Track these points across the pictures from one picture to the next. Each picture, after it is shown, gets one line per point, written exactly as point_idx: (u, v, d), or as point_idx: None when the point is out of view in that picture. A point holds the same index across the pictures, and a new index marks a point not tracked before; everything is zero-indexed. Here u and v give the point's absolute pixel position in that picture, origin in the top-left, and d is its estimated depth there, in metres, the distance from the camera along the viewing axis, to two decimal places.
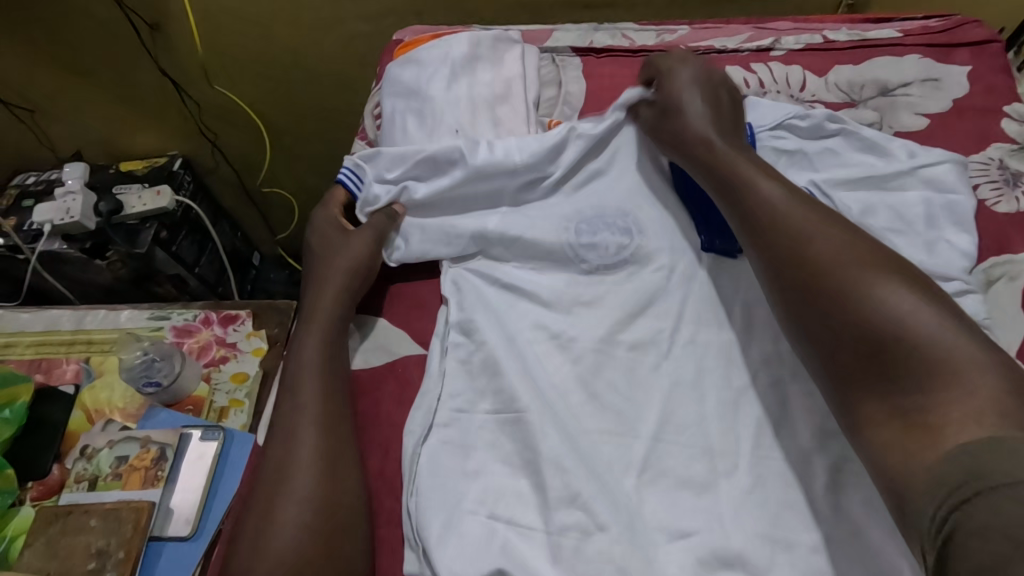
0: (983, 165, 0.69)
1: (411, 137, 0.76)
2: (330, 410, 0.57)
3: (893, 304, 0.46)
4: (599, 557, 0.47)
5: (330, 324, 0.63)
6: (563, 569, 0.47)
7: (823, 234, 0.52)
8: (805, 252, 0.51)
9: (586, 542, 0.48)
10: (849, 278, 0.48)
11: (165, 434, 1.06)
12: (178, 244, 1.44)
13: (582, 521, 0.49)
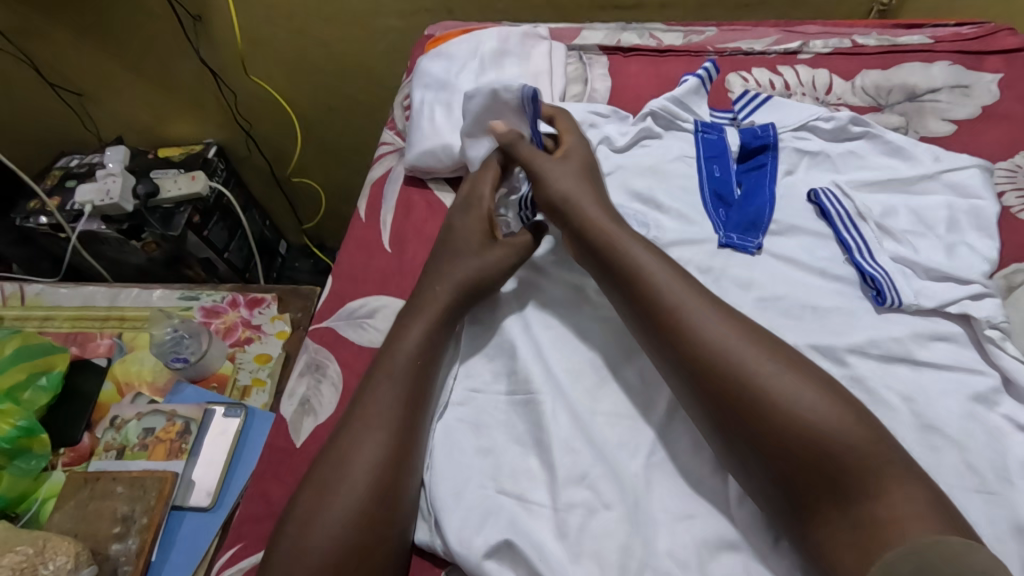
0: (1010, 172, 0.69)
1: (438, 126, 0.76)
2: (413, 409, 0.53)
3: (786, 400, 0.44)
4: (604, 534, 0.48)
5: (448, 313, 0.60)
6: (568, 544, 0.48)
7: (736, 325, 0.49)
8: (700, 345, 0.48)
9: (592, 519, 0.49)
10: (769, 376, 0.45)
11: (191, 409, 1.10)
12: (210, 229, 1.49)
13: (588, 500, 0.50)
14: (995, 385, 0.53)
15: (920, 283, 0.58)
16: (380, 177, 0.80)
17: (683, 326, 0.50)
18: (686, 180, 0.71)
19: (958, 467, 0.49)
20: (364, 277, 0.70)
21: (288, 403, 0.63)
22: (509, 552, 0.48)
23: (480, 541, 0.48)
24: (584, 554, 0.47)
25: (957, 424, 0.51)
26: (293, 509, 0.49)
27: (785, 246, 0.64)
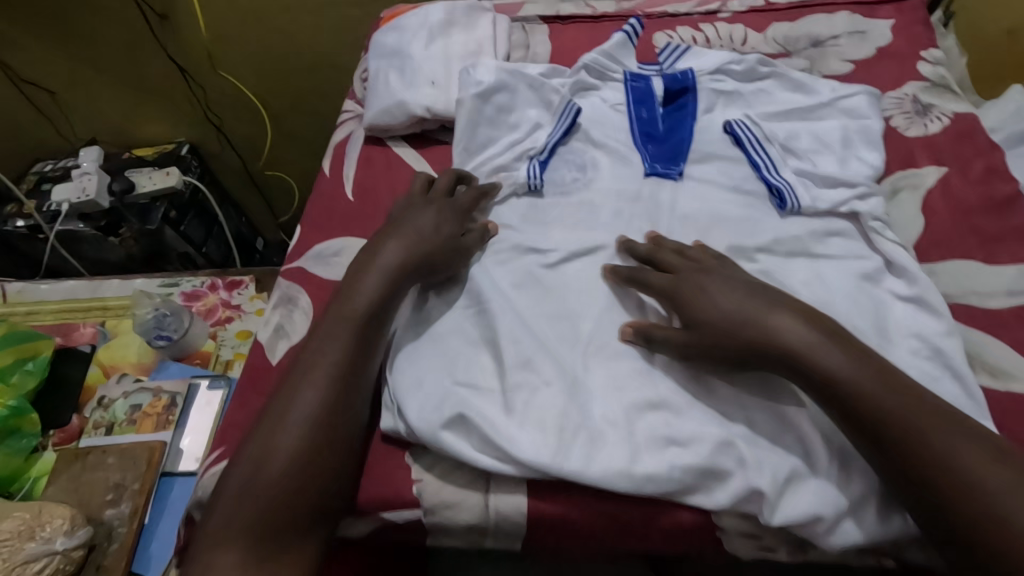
0: (897, 99, 0.77)
1: (392, 87, 0.83)
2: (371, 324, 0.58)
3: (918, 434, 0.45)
4: (545, 405, 0.55)
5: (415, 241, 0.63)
6: (514, 416, 0.55)
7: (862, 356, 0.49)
8: (839, 376, 0.48)
9: (535, 396, 0.56)
10: (902, 415, 0.46)
11: (176, 384, 1.15)
12: (186, 224, 1.54)
13: (532, 381, 0.57)
14: (877, 266, 0.61)
15: (817, 190, 0.67)
16: (341, 142, 0.87)
17: (806, 347, 0.50)
18: (618, 123, 0.79)
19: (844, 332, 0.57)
20: (330, 224, 0.77)
21: (263, 328, 0.68)
22: (463, 424, 0.55)
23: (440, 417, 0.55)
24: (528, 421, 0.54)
25: (844, 299, 0.59)
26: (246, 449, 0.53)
27: (705, 171, 0.72)
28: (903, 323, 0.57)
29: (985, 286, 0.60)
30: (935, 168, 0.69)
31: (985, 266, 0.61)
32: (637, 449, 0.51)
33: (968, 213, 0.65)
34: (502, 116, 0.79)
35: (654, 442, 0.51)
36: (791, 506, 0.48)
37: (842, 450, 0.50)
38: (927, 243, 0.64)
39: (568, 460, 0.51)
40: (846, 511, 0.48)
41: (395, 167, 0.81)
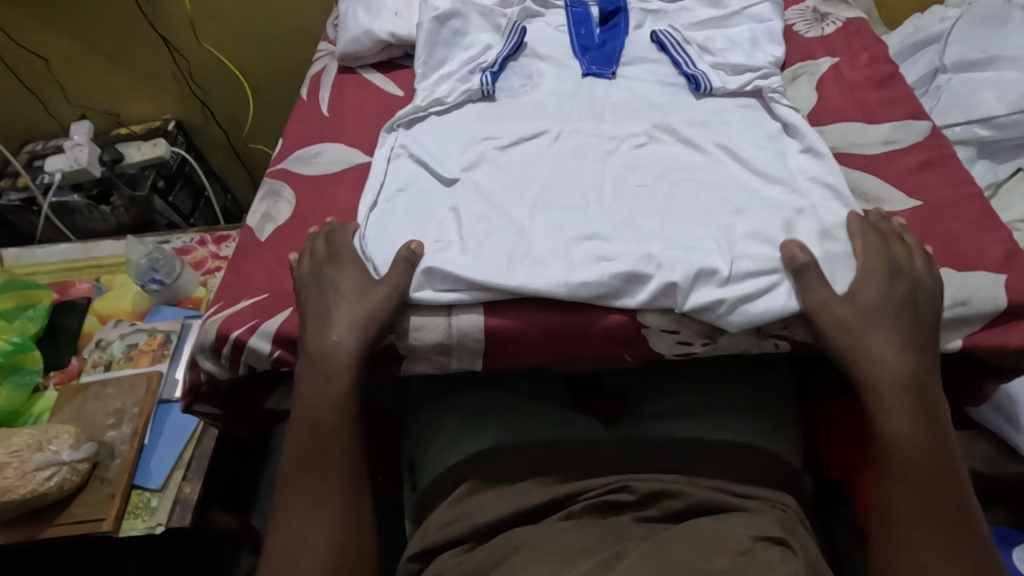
0: (800, 11, 0.88)
1: (360, 19, 0.93)
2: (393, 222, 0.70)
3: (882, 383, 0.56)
4: (497, 246, 0.64)
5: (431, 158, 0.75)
6: (470, 255, 0.64)
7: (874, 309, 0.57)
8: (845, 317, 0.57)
9: (489, 239, 0.65)
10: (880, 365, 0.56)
11: (170, 323, 1.23)
12: (174, 195, 1.61)
13: (486, 229, 0.66)
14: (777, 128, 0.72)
15: (727, 76, 0.78)
16: (316, 74, 0.97)
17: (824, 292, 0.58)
18: (560, 39, 0.89)
19: (746, 174, 0.68)
20: (308, 134, 0.86)
21: (252, 215, 0.77)
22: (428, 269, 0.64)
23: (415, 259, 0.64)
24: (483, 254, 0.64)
25: (745, 151, 0.70)
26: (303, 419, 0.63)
27: (634, 71, 0.83)
28: (796, 165, 0.69)
29: (864, 140, 0.71)
30: (828, 58, 0.81)
31: (865, 124, 0.72)
32: (573, 266, 0.62)
33: (854, 89, 0.77)
34: (457, 38, 0.89)
35: (587, 260, 0.62)
36: (696, 298, 0.59)
37: (740, 253, 0.61)
38: (818, 112, 0.75)
39: (516, 277, 0.62)
40: (744, 299, 0.59)
41: (363, 87, 0.91)
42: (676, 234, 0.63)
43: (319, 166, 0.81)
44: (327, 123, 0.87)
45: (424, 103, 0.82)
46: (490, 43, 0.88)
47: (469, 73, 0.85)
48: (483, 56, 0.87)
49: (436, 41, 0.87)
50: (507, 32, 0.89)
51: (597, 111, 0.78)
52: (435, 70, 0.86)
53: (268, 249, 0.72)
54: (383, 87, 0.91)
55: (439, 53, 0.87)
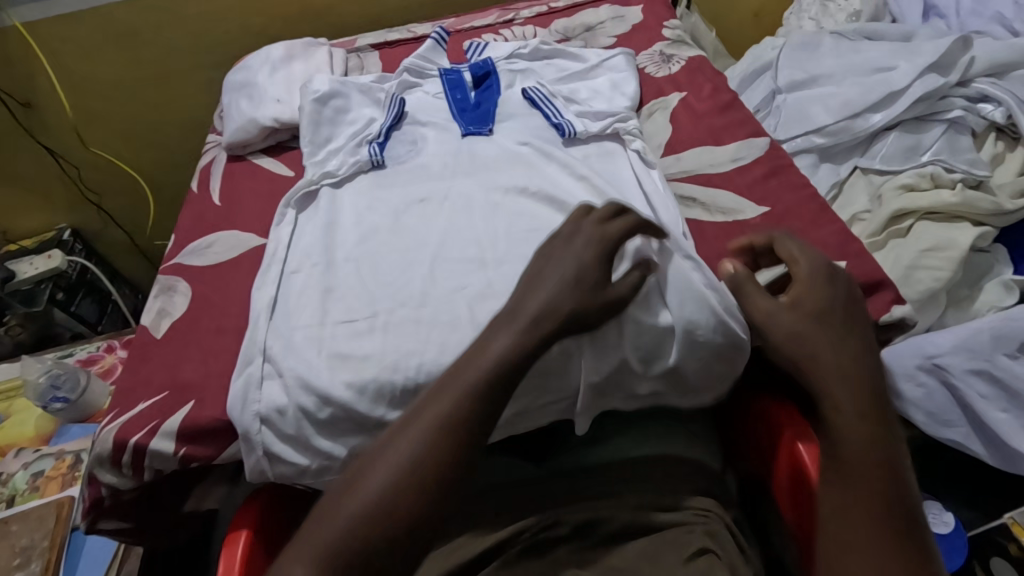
0: (649, 56, 0.99)
1: (244, 109, 0.96)
2: (295, 305, 0.70)
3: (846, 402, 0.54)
4: (404, 321, 0.66)
5: (326, 236, 0.77)
6: (379, 336, 0.66)
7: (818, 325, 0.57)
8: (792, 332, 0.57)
9: (395, 314, 0.67)
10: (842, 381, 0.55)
11: (79, 443, 1.15)
12: (77, 305, 1.54)
13: (391, 304, 0.68)
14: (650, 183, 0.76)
15: (589, 123, 0.85)
16: (205, 164, 0.98)
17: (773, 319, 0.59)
18: (439, 106, 0.95)
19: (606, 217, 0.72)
20: (202, 226, 0.86)
21: (146, 314, 0.75)
22: (341, 358, 0.64)
23: (309, 372, 0.63)
24: (342, 372, 0.63)
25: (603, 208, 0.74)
26: (322, 502, 0.52)
27: (509, 125, 0.89)
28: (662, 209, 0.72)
29: (716, 161, 0.79)
30: (678, 93, 0.90)
31: (715, 147, 0.81)
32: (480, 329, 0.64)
33: (702, 116, 0.86)
34: (341, 115, 0.93)
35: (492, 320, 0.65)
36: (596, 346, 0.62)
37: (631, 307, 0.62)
38: (675, 142, 0.83)
39: (426, 351, 0.63)
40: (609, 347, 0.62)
41: (254, 174, 0.93)
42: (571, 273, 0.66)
43: (214, 256, 0.80)
44: (220, 213, 0.88)
45: (315, 181, 0.85)
46: (372, 117, 0.93)
47: (354, 148, 0.88)
48: (368, 129, 0.91)
49: (320, 122, 0.91)
50: (388, 103, 0.93)
51: (479, 166, 0.83)
52: (324, 148, 0.89)
53: (164, 346, 0.71)
54: (274, 170, 0.93)
55: (325, 133, 0.91)
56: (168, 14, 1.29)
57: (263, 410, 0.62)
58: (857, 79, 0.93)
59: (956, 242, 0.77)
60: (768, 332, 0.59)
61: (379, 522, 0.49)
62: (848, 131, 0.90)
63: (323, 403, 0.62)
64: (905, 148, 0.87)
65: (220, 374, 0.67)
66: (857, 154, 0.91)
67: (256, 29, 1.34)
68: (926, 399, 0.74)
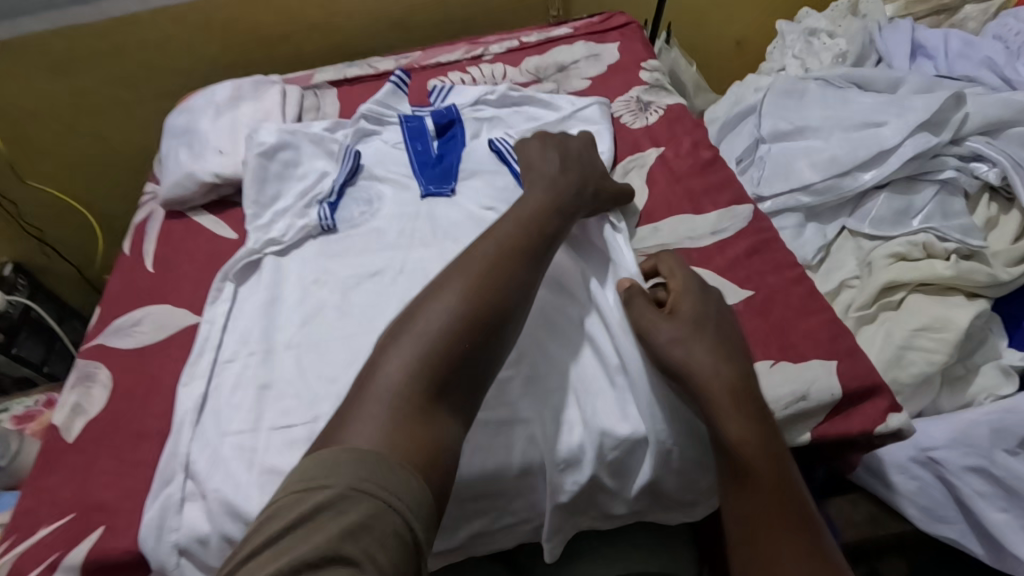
0: (625, 103, 0.93)
1: (183, 160, 0.88)
2: (226, 405, 0.62)
3: (726, 423, 0.52)
4: None
5: (265, 317, 0.69)
6: None
7: (694, 342, 0.55)
8: (668, 356, 0.55)
9: None
10: (716, 400, 0.52)
11: (9, 514, 1.04)
12: (19, 345, 1.42)
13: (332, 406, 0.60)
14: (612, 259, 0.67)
15: None
16: (141, 220, 0.89)
17: (654, 340, 0.57)
18: (398, 158, 0.87)
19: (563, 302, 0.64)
20: (131, 298, 0.77)
21: (59, 410, 0.67)
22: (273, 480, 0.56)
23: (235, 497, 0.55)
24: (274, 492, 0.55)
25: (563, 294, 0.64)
26: (389, 330, 0.52)
27: (474, 183, 0.82)
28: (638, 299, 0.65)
29: (695, 232, 0.72)
30: (655, 149, 0.84)
31: (695, 215, 0.74)
32: None
33: (681, 177, 0.79)
34: (290, 170, 0.85)
35: None
36: (563, 461, 0.56)
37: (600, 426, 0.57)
38: (652, 207, 0.76)
39: None
40: (571, 467, 0.56)
41: (193, 234, 0.84)
42: (532, 385, 0.59)
43: (140, 337, 0.72)
44: (153, 282, 0.79)
45: (256, 249, 0.76)
46: (323, 174, 0.85)
47: (302, 211, 0.80)
48: (318, 187, 0.83)
49: (266, 178, 0.83)
50: (342, 157, 0.85)
51: (439, 232, 0.76)
52: (269, 209, 0.81)
53: (76, 454, 0.62)
54: (215, 230, 0.84)
55: (270, 191, 0.82)
56: (111, 41, 1.19)
57: (181, 540, 0.55)
58: (844, 133, 0.87)
59: (953, 321, 0.71)
60: (658, 351, 0.56)
61: (459, 336, 0.50)
62: (835, 190, 0.84)
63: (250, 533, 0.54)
64: (895, 211, 0.82)
65: (138, 492, 0.59)
66: (845, 214, 0.86)
67: (208, 58, 1.25)
68: (921, 493, 0.68)
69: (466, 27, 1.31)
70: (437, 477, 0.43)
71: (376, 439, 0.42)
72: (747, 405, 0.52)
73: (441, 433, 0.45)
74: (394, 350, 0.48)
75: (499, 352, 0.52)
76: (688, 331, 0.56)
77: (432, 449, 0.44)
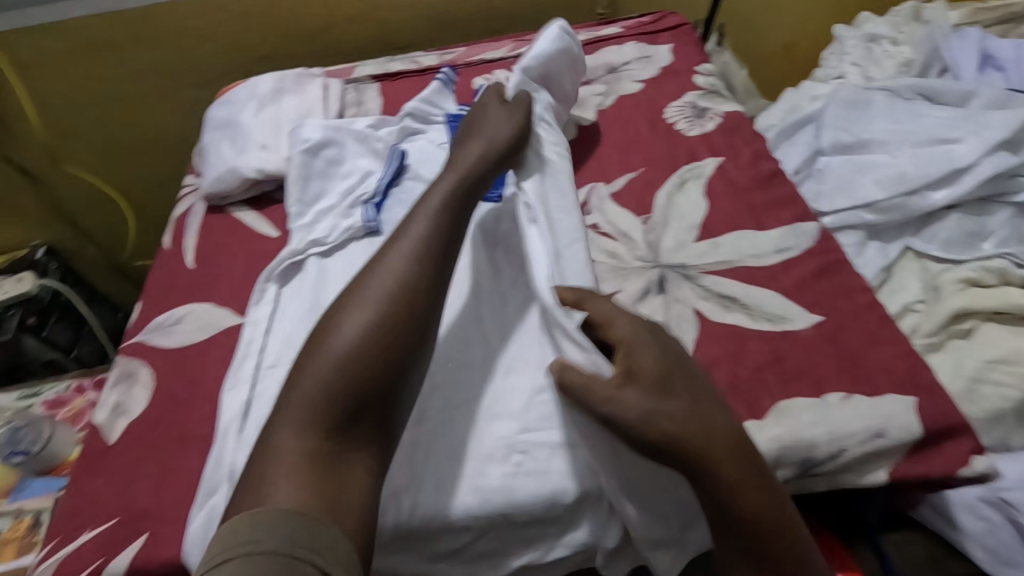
0: (680, 108, 0.89)
1: (225, 154, 0.86)
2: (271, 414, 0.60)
3: (744, 497, 0.45)
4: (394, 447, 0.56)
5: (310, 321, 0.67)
6: None
7: (672, 409, 0.47)
8: (635, 429, 0.46)
9: None
10: (725, 471, 0.45)
11: (39, 501, 1.04)
12: (49, 329, 1.42)
13: None
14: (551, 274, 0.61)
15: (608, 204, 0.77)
16: (181, 213, 0.88)
17: (614, 408, 0.47)
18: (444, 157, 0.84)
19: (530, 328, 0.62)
20: (171, 295, 0.76)
21: (101, 409, 0.65)
22: None
23: None
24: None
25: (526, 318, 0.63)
26: (296, 364, 0.50)
27: None
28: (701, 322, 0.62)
29: (758, 250, 0.69)
30: (713, 159, 0.80)
31: (757, 231, 0.71)
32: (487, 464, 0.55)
33: (741, 191, 0.76)
34: (334, 167, 0.83)
35: (500, 451, 0.55)
36: None
37: None
38: (711, 221, 0.73)
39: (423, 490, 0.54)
40: None
41: (234, 230, 0.83)
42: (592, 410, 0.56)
43: (182, 336, 0.70)
44: (194, 279, 0.78)
45: (300, 250, 0.74)
46: (367, 173, 0.82)
47: (347, 212, 0.78)
48: (363, 187, 0.81)
49: (310, 175, 0.81)
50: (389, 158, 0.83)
51: None
52: (313, 208, 0.79)
53: (117, 456, 0.61)
54: (257, 227, 0.82)
55: (314, 191, 0.80)
56: (152, 27, 1.18)
57: None
58: (914, 148, 0.83)
59: None
60: (631, 433, 0.46)
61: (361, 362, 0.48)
62: (902, 209, 0.80)
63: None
64: (966, 233, 0.78)
65: (181, 500, 0.57)
66: (910, 233, 0.82)
67: (248, 48, 1.23)
68: (989, 535, 0.64)
69: (509, 22, 1.27)
70: (356, 523, 0.43)
71: (294, 497, 0.42)
72: (752, 473, 0.46)
73: (358, 468, 0.46)
74: (293, 414, 0.46)
75: (407, 388, 0.50)
76: (653, 392, 0.48)
77: (345, 492, 0.44)
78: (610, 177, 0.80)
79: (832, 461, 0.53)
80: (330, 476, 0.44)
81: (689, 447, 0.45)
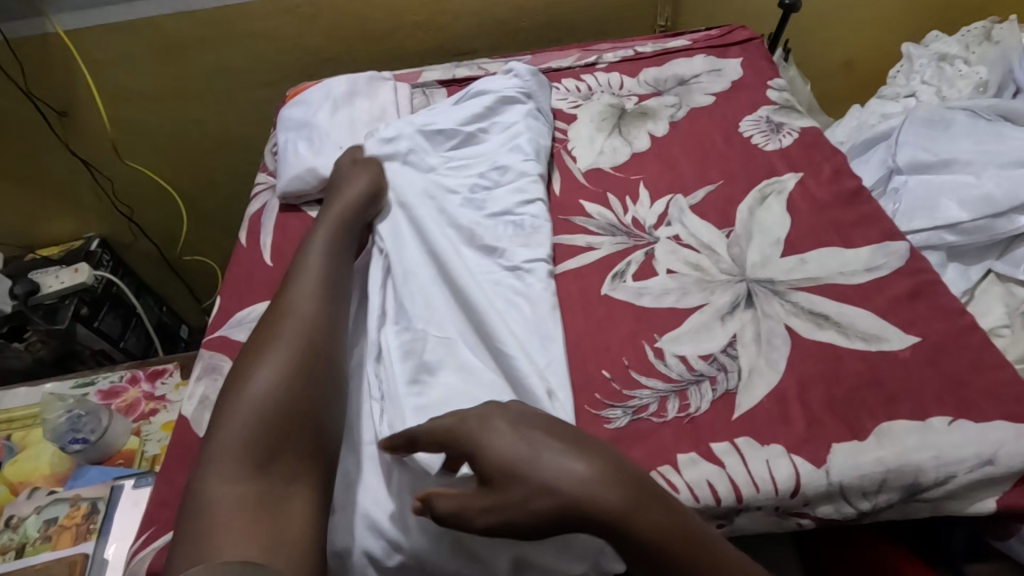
0: (756, 122, 0.88)
1: (302, 154, 0.87)
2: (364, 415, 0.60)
3: (649, 525, 0.44)
4: None
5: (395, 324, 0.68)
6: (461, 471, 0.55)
7: (550, 445, 0.48)
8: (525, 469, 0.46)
9: None
10: (616, 506, 0.45)
11: (96, 488, 1.06)
12: (101, 320, 1.44)
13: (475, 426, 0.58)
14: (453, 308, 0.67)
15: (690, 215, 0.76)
16: (256, 211, 0.89)
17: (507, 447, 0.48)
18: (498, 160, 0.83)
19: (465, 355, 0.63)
20: (250, 291, 0.77)
21: (188, 401, 0.66)
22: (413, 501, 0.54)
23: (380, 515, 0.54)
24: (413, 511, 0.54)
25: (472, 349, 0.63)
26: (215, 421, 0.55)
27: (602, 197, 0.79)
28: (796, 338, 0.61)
29: (848, 268, 0.68)
30: (792, 175, 0.80)
31: (846, 249, 0.70)
32: None
33: (825, 208, 0.75)
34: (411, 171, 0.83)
35: None
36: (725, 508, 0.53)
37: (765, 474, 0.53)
38: (796, 237, 0.72)
39: None
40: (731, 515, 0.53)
41: (309, 229, 0.84)
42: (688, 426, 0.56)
43: None
44: (272, 276, 0.78)
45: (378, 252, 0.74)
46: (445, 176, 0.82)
47: None
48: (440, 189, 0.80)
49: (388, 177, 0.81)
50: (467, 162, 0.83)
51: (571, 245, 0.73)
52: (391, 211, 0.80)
53: None
54: None
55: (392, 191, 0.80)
56: (221, 29, 1.20)
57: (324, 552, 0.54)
58: (998, 170, 0.81)
59: None
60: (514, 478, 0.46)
61: (282, 404, 0.54)
62: (987, 231, 0.78)
63: (394, 547, 0.52)
64: None
65: None
66: (992, 257, 0.80)
67: (312, 51, 1.25)
68: None
69: (569, 31, 1.28)
70: (299, 552, 0.47)
71: (239, 548, 0.46)
72: (639, 502, 0.45)
73: (293, 501, 0.50)
74: (221, 468, 0.51)
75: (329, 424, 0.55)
76: (529, 429, 0.49)
77: (286, 522, 0.48)
78: (687, 188, 0.80)
79: (939, 488, 0.52)
80: (265, 518, 0.48)
81: (574, 493, 0.45)
